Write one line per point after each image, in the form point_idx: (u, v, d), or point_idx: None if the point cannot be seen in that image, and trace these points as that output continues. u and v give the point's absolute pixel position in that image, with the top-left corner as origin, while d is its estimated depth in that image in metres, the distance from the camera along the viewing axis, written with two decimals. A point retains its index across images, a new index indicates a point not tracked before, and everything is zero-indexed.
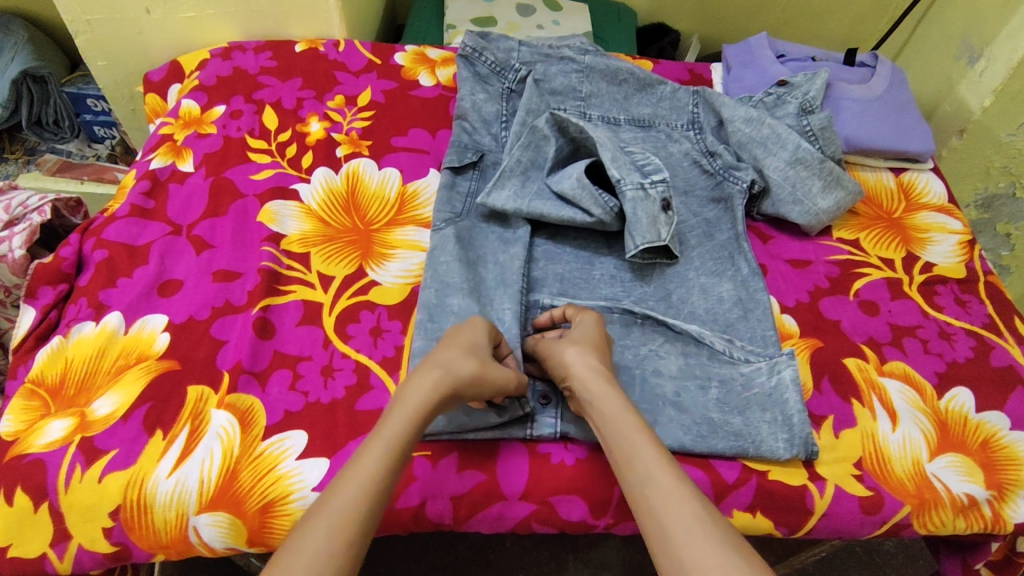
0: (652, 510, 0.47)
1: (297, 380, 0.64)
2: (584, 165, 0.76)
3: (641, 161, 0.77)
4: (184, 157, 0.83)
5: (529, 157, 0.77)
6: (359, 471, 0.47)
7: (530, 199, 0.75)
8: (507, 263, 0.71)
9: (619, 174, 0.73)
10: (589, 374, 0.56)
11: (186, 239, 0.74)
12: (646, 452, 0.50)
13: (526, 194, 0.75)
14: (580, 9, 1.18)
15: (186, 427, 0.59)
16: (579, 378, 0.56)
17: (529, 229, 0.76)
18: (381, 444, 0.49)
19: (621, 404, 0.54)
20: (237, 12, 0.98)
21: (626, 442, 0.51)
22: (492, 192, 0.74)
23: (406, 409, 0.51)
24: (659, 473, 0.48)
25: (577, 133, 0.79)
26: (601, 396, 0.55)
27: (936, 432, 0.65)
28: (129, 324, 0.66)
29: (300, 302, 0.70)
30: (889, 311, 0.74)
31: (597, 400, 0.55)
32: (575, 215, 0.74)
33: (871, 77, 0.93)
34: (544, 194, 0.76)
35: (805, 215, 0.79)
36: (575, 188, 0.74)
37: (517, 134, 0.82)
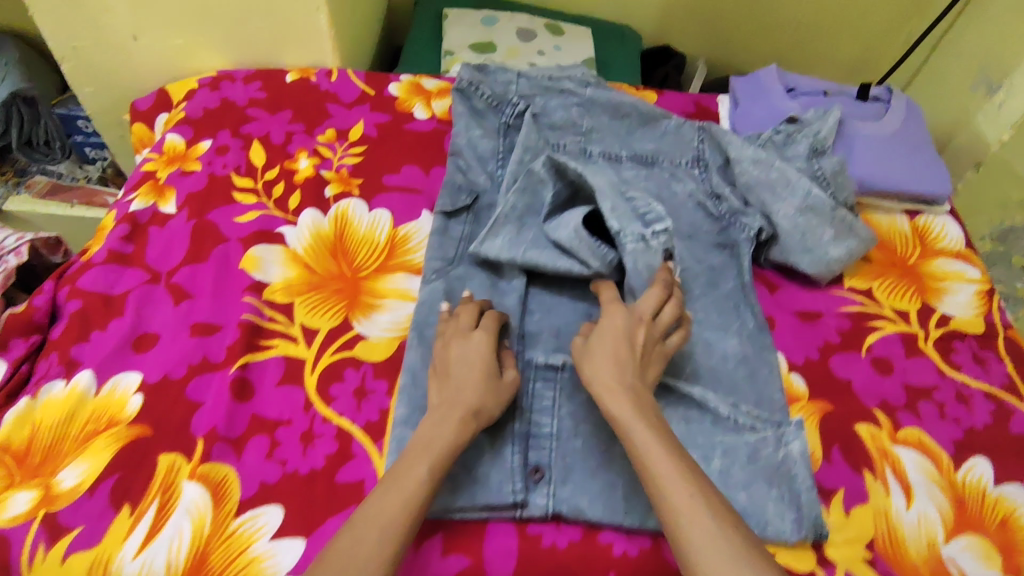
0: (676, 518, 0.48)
1: (275, 447, 0.61)
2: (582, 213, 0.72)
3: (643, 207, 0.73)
4: (167, 197, 0.79)
5: (526, 203, 0.73)
6: (379, 515, 0.48)
7: (524, 249, 0.71)
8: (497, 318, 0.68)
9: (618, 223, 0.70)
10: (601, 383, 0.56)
11: (165, 288, 0.71)
12: (653, 455, 0.51)
13: (521, 243, 0.71)
14: (583, 33, 1.14)
15: (155, 502, 0.56)
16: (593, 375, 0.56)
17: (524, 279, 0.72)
18: (407, 486, 0.49)
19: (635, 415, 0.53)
20: (226, 40, 0.95)
21: (641, 453, 0.52)
22: (484, 242, 0.71)
23: (423, 453, 0.52)
24: (665, 471, 0.50)
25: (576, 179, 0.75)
26: (620, 407, 0.54)
27: (952, 510, 0.61)
28: (101, 384, 0.63)
29: (282, 358, 0.66)
30: (903, 371, 0.70)
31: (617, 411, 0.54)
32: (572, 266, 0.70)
33: (885, 113, 0.89)
34: (541, 242, 0.72)
35: (816, 264, 0.75)
36: (571, 240, 0.70)
37: (513, 175, 0.78)
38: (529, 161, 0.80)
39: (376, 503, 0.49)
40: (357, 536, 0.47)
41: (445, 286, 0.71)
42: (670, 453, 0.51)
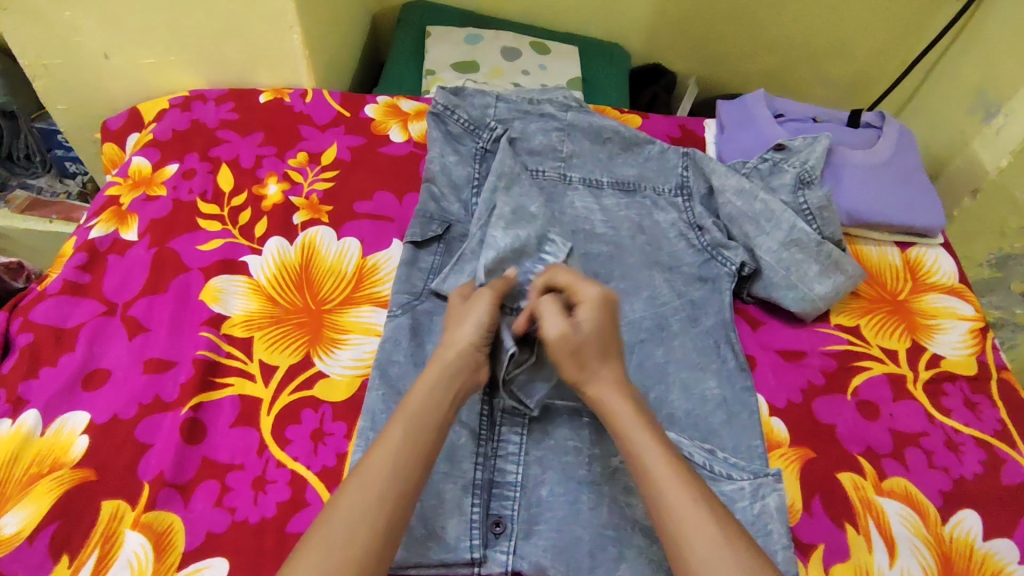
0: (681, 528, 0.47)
1: (224, 494, 0.58)
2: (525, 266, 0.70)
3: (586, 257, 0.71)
4: (129, 224, 0.77)
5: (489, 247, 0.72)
6: (367, 478, 0.47)
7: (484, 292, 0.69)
8: None
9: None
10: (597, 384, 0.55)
11: (120, 320, 0.68)
12: (654, 459, 0.50)
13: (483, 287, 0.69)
14: (569, 52, 1.11)
15: (94, 553, 0.54)
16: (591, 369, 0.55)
17: None
18: (391, 449, 0.49)
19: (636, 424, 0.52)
20: (199, 59, 0.92)
21: (643, 461, 0.50)
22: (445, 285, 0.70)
23: (406, 414, 0.51)
24: (664, 476, 0.49)
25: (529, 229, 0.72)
26: (619, 411, 0.53)
27: (939, 569, 0.57)
28: (48, 424, 0.61)
29: (237, 397, 0.63)
30: (890, 415, 0.67)
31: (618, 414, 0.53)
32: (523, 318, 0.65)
33: (877, 140, 0.85)
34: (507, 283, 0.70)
35: (800, 301, 0.72)
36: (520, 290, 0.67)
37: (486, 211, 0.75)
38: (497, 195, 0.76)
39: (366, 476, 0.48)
40: (348, 516, 0.46)
41: (412, 322, 0.68)
42: (670, 458, 0.50)
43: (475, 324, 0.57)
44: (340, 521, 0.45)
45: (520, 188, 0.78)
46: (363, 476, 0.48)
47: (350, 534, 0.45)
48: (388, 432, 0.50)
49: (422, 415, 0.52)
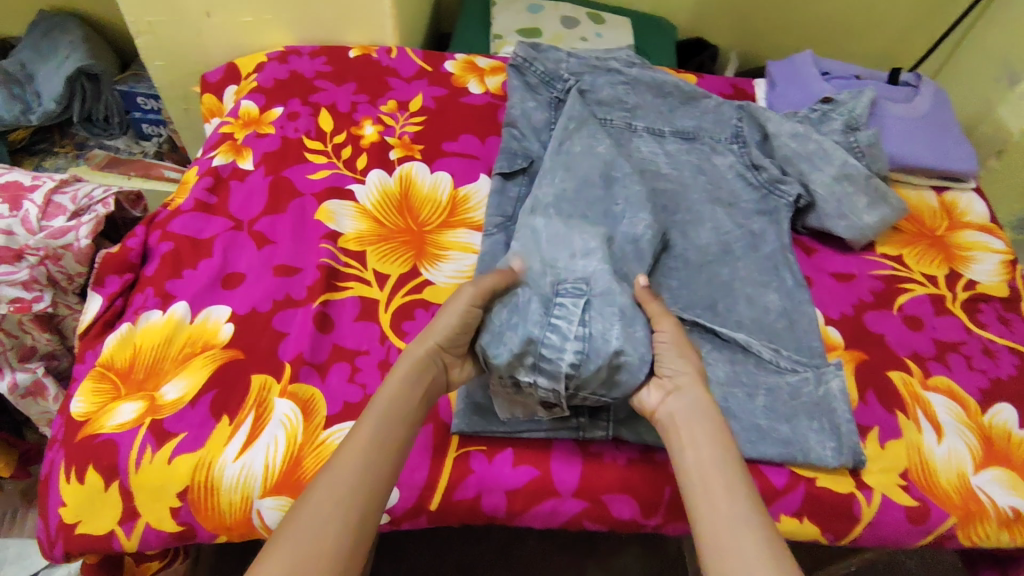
0: (732, 550, 0.44)
1: (356, 372, 0.66)
2: (533, 335, 0.59)
3: (607, 322, 0.60)
4: (244, 156, 0.85)
5: (567, 178, 0.77)
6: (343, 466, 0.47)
7: (568, 211, 0.74)
8: None
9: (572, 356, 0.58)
10: (680, 412, 0.54)
11: (247, 234, 0.77)
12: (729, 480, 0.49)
13: (570, 204, 0.75)
14: (622, 23, 1.20)
15: (251, 414, 0.62)
16: (692, 386, 0.55)
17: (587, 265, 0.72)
18: (364, 439, 0.49)
19: (723, 434, 0.52)
20: (294, 18, 1.01)
21: (712, 487, 0.49)
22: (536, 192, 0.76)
23: (378, 407, 0.51)
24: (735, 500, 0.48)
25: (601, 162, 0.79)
26: (696, 434, 0.52)
27: (980, 447, 0.66)
28: (195, 314, 0.69)
29: (358, 298, 0.72)
30: (933, 327, 0.75)
31: (706, 415, 0.53)
32: (546, 395, 0.58)
33: (915, 97, 0.94)
34: (593, 205, 0.76)
35: (851, 229, 0.81)
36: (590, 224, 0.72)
37: (559, 143, 0.80)
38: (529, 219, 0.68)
39: (329, 479, 0.46)
40: (312, 518, 0.43)
41: (488, 249, 0.75)
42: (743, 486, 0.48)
43: (447, 321, 0.57)
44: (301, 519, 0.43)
45: (588, 128, 0.83)
46: (326, 477, 0.46)
47: (319, 531, 0.43)
48: (359, 426, 0.50)
49: (390, 408, 0.51)
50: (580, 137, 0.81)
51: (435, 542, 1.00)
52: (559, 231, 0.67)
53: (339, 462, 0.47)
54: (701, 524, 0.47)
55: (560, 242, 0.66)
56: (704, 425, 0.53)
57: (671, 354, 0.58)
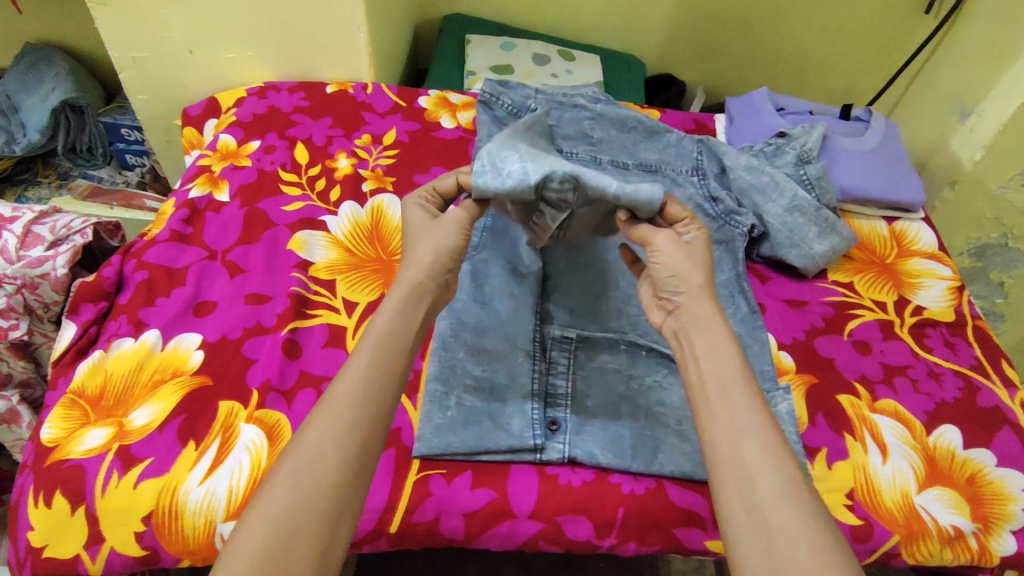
0: (740, 456, 0.50)
1: (322, 399, 0.68)
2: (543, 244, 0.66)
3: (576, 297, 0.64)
4: (220, 187, 0.88)
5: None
6: (337, 399, 0.50)
7: (546, 225, 0.75)
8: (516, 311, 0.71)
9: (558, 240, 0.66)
10: (698, 319, 0.58)
11: (221, 263, 0.79)
12: (736, 396, 0.53)
13: (545, 221, 0.76)
14: (592, 60, 1.25)
15: (216, 440, 0.63)
16: (693, 301, 0.59)
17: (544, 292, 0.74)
18: (354, 374, 0.52)
19: (727, 345, 0.56)
20: (274, 55, 1.05)
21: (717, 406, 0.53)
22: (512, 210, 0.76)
23: (370, 341, 0.54)
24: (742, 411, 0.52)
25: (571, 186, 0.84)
26: (707, 345, 0.56)
27: (924, 467, 0.68)
28: (166, 341, 0.71)
29: (326, 325, 0.74)
30: (881, 351, 0.79)
31: (706, 326, 0.57)
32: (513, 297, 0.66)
33: (866, 131, 0.99)
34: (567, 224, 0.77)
35: (802, 258, 0.85)
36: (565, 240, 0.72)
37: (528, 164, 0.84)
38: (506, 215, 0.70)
39: (336, 403, 0.50)
40: (321, 438, 0.48)
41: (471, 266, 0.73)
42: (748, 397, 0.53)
43: (437, 244, 0.61)
44: (310, 444, 0.48)
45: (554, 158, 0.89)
46: (334, 402, 0.50)
47: (325, 455, 0.48)
48: (353, 358, 0.53)
49: (389, 340, 0.54)
50: None
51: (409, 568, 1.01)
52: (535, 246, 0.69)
53: (339, 390, 0.51)
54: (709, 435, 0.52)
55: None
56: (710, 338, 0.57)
57: (676, 266, 0.61)
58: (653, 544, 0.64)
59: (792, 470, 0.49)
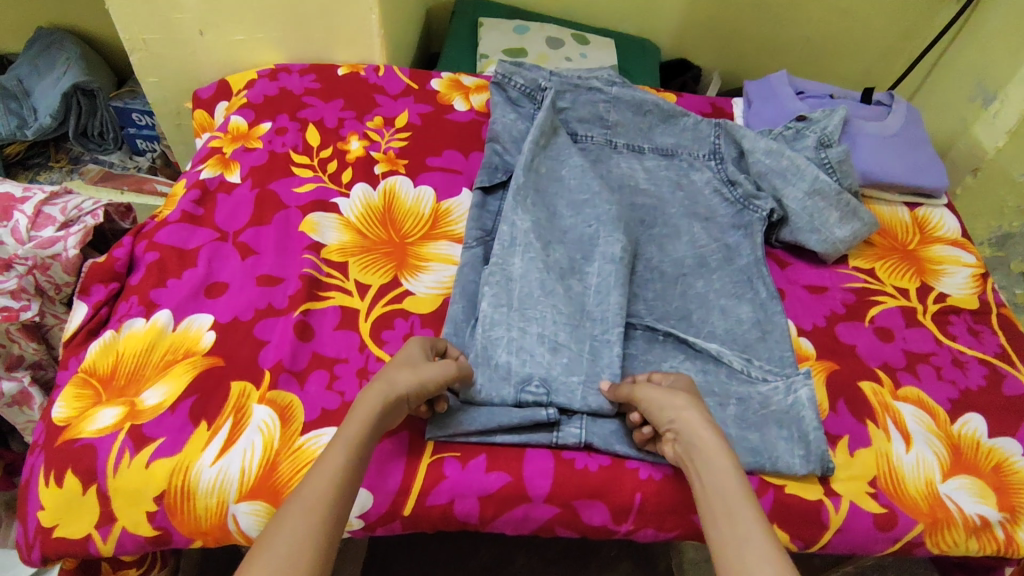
0: (742, 566, 0.47)
1: (334, 380, 0.67)
2: (526, 371, 0.65)
3: (568, 375, 0.65)
4: (232, 169, 0.87)
5: (537, 201, 0.77)
6: (309, 493, 0.49)
7: (547, 240, 0.73)
8: (541, 291, 0.68)
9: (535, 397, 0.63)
10: (704, 438, 0.56)
11: (232, 245, 0.78)
12: (742, 507, 0.51)
13: (546, 232, 0.74)
14: (606, 44, 1.24)
15: (228, 420, 0.62)
16: (685, 422, 0.57)
17: (572, 284, 0.71)
18: (329, 472, 0.51)
19: (727, 460, 0.54)
20: (285, 37, 1.04)
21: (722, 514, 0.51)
22: (512, 220, 0.74)
23: (344, 440, 0.53)
24: (745, 525, 0.49)
25: (573, 180, 0.81)
26: (714, 465, 0.54)
27: (949, 455, 0.67)
28: (178, 322, 0.70)
29: (339, 307, 0.73)
30: (903, 338, 0.77)
31: (703, 448, 0.55)
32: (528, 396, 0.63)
33: (887, 115, 0.97)
34: (568, 235, 0.76)
35: (823, 243, 0.83)
36: (567, 264, 0.72)
37: (529, 160, 0.80)
38: (512, 249, 0.72)
39: (307, 500, 0.49)
40: (291, 536, 0.47)
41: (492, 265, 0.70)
42: (753, 511, 0.50)
43: (418, 375, 0.58)
44: (282, 539, 0.46)
45: (555, 146, 0.85)
46: (310, 491, 0.50)
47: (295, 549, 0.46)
48: (330, 454, 0.52)
49: (361, 446, 0.54)
50: (547, 157, 0.83)
51: (420, 554, 1.00)
52: (531, 292, 0.69)
53: (310, 487, 0.50)
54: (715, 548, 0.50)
55: (528, 311, 0.67)
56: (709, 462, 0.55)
57: (660, 403, 0.59)
58: (670, 529, 0.63)
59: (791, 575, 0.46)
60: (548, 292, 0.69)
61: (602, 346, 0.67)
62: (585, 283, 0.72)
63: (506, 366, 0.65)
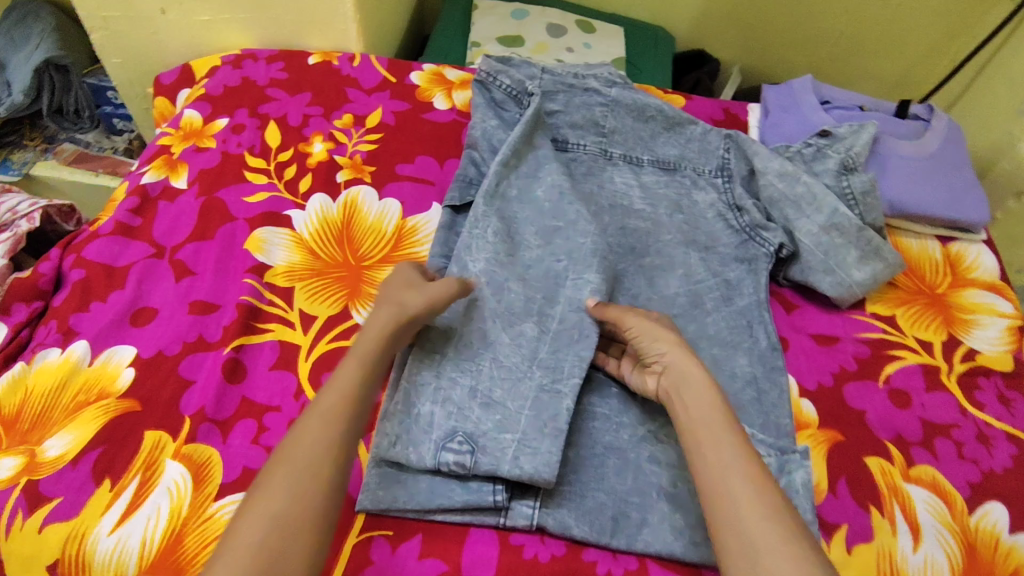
0: (722, 483, 0.48)
1: (262, 433, 0.59)
2: (451, 426, 0.57)
3: (500, 432, 0.57)
4: (179, 172, 0.79)
5: (497, 232, 0.68)
6: (295, 459, 0.46)
7: (502, 281, 0.65)
8: (484, 356, 0.61)
9: (456, 456, 0.56)
10: (678, 349, 0.57)
11: (168, 263, 0.70)
12: (720, 418, 0.52)
13: (506, 269, 0.66)
14: (614, 32, 1.11)
15: (136, 478, 0.55)
16: (675, 358, 0.56)
17: (529, 329, 0.63)
18: (320, 428, 0.48)
19: (715, 402, 0.53)
20: (252, 18, 0.94)
21: (692, 420, 0.52)
22: (466, 261, 0.66)
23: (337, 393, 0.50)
24: (726, 436, 0.50)
25: (547, 204, 0.72)
26: (689, 373, 0.55)
27: (964, 556, 0.57)
28: (96, 355, 0.63)
29: (277, 342, 0.65)
30: (922, 405, 0.67)
31: (691, 387, 0.54)
32: (452, 461, 0.56)
33: (925, 132, 0.85)
34: (531, 271, 0.68)
35: (837, 286, 0.72)
36: (522, 306, 0.65)
37: (494, 185, 0.72)
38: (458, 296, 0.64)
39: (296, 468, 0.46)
40: (274, 504, 0.44)
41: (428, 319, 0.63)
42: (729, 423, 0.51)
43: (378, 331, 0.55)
44: (272, 505, 0.44)
45: (532, 160, 0.76)
46: (298, 455, 0.47)
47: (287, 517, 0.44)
48: (307, 422, 0.48)
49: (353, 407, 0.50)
50: (520, 176, 0.74)
51: None
52: (471, 344, 0.62)
53: (290, 454, 0.47)
54: (698, 475, 0.50)
55: (464, 362, 0.60)
56: (694, 390, 0.54)
57: (652, 335, 0.59)
58: None
59: (766, 489, 0.48)
60: (490, 344, 0.62)
61: (550, 397, 0.60)
62: (543, 326, 0.64)
63: (429, 423, 0.57)
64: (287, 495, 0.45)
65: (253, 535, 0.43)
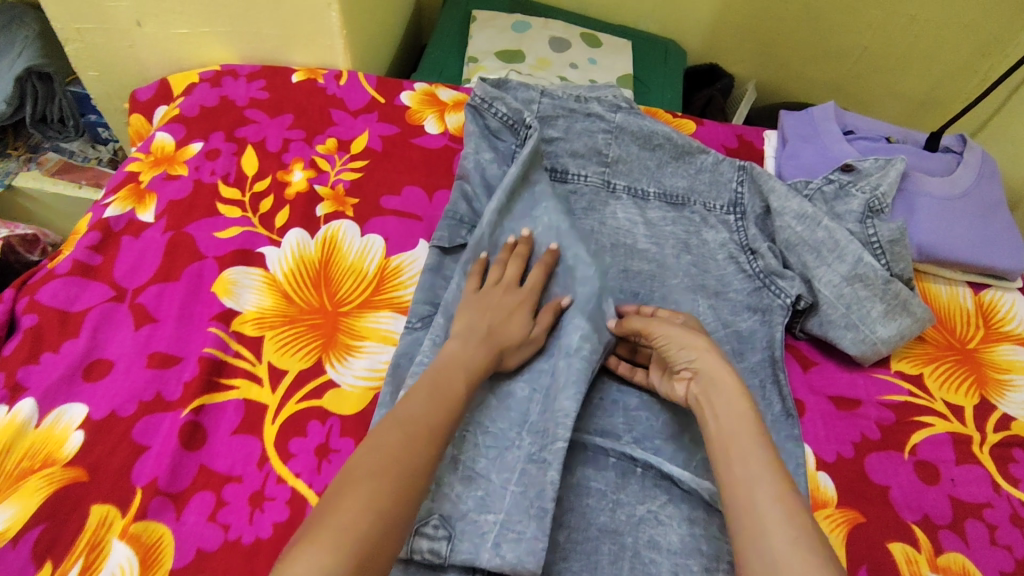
0: (749, 495, 0.45)
1: (220, 508, 0.53)
2: (427, 506, 0.51)
3: (481, 512, 0.51)
4: (146, 204, 0.73)
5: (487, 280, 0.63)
6: (379, 462, 0.44)
7: None
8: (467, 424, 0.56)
9: (430, 544, 0.49)
10: (707, 352, 0.55)
11: (128, 308, 0.65)
12: (747, 424, 0.49)
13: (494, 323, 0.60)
14: (620, 47, 1.05)
15: (78, 562, 0.50)
16: (705, 360, 0.55)
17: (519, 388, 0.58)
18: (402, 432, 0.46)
19: (744, 406, 0.51)
20: (232, 32, 0.88)
21: (721, 428, 0.50)
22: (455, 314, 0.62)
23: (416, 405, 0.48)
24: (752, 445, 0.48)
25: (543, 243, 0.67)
26: (720, 377, 0.53)
27: None
28: (44, 415, 0.57)
29: (242, 401, 0.60)
30: (951, 481, 0.60)
31: (722, 391, 0.52)
32: (425, 551, 0.49)
33: (956, 167, 0.78)
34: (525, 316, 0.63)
35: (859, 343, 0.66)
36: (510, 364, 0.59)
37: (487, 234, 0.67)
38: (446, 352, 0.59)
39: (379, 471, 0.44)
40: (361, 502, 0.42)
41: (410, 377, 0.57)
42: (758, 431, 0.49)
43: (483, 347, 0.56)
44: (356, 506, 0.41)
45: (527, 197, 0.70)
46: (379, 458, 0.44)
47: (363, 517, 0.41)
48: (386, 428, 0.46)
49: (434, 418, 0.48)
50: (515, 213, 0.69)
51: None
52: None
53: (372, 459, 0.44)
54: (723, 489, 0.47)
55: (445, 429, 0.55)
56: (725, 399, 0.52)
57: (678, 339, 0.57)
58: None
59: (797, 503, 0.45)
60: (475, 409, 0.57)
61: (536, 469, 0.53)
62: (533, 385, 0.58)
63: None
64: (369, 497, 0.42)
65: (341, 535, 0.40)
